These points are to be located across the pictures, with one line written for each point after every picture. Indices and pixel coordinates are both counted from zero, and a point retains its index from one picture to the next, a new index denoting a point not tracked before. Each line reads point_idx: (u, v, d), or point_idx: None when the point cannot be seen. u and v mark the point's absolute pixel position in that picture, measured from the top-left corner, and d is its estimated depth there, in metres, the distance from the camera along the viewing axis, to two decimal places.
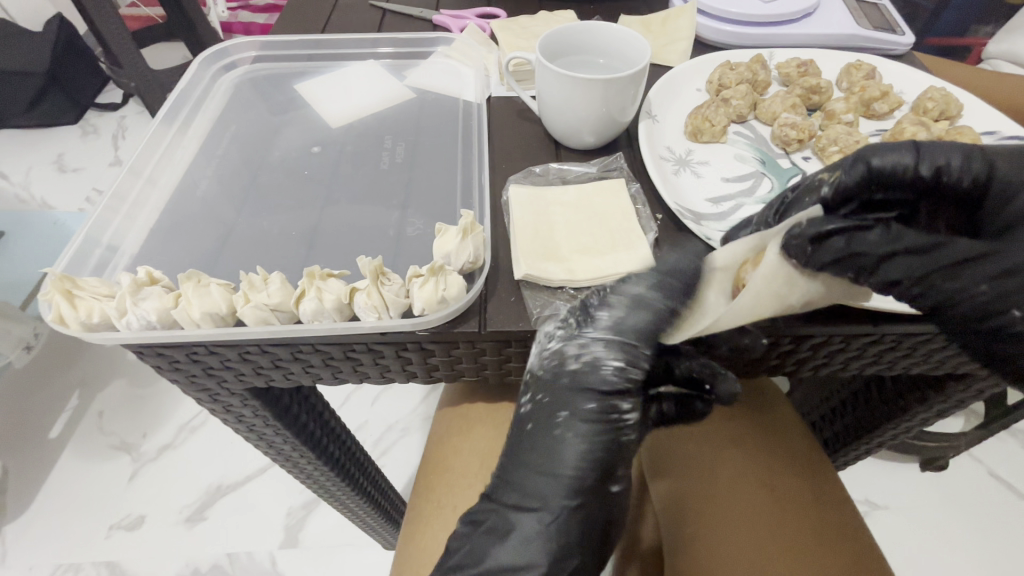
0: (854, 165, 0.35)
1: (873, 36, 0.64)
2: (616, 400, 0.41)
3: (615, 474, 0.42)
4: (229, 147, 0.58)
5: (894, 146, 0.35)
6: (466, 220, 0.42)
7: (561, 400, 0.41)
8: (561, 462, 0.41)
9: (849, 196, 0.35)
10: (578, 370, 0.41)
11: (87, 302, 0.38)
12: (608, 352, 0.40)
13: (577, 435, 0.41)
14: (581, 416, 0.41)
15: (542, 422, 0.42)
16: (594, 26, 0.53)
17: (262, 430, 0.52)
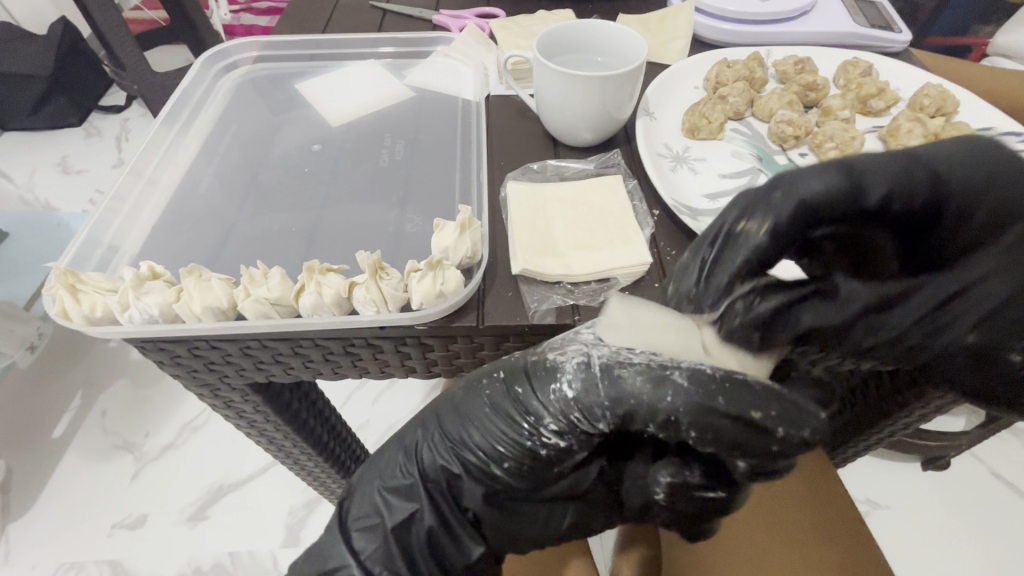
0: (784, 202, 0.28)
1: (870, 33, 0.65)
2: (538, 414, 0.36)
3: (504, 463, 0.38)
4: (230, 145, 0.59)
5: (824, 167, 0.28)
6: (464, 215, 0.42)
7: (521, 382, 0.37)
8: (473, 423, 0.39)
9: (800, 228, 0.28)
10: (545, 365, 0.37)
11: (90, 297, 0.38)
12: (576, 380, 0.35)
13: (491, 401, 0.38)
14: (497, 402, 0.38)
15: (480, 379, 0.40)
16: (592, 25, 0.54)
17: (263, 426, 0.53)
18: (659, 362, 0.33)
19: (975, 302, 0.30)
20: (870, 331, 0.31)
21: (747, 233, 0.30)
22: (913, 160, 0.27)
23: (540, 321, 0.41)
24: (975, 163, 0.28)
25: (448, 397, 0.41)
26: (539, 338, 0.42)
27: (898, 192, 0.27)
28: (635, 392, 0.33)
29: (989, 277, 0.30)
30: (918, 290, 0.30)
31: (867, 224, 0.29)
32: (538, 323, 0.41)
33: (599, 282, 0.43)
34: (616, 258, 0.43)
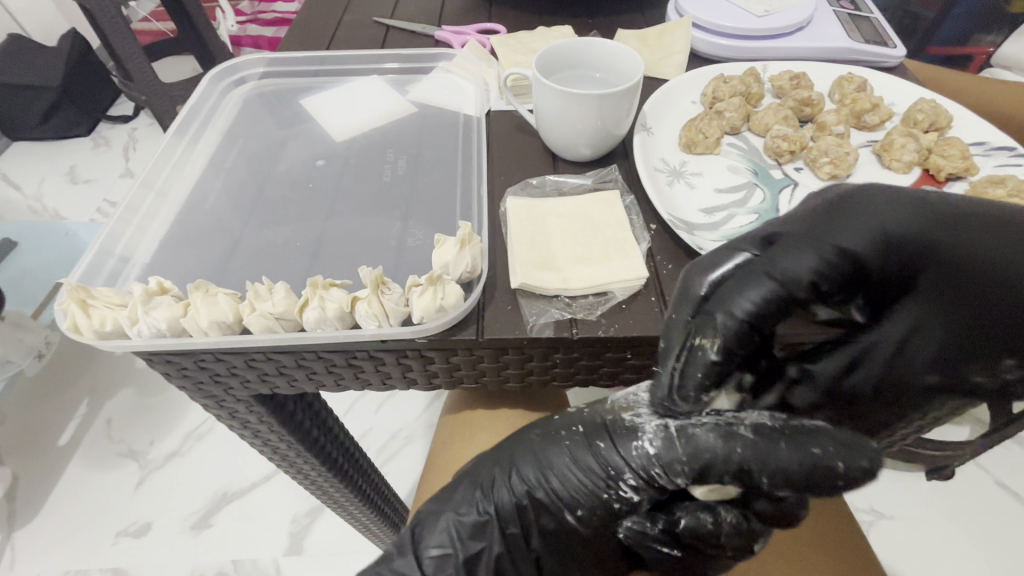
0: (727, 324, 0.35)
1: (865, 49, 0.66)
2: (620, 469, 0.38)
3: (577, 508, 0.40)
4: (237, 160, 0.60)
5: (754, 279, 0.35)
6: (464, 231, 0.43)
7: (602, 432, 0.40)
8: (552, 471, 0.41)
9: (744, 336, 0.35)
10: (622, 426, 0.39)
11: (100, 311, 0.40)
12: (656, 439, 0.37)
13: (571, 454, 0.40)
14: (575, 458, 0.40)
15: (556, 433, 0.42)
16: (590, 43, 0.55)
17: (267, 436, 0.53)
18: (725, 420, 0.36)
19: (915, 346, 0.39)
20: (852, 387, 0.40)
21: (704, 349, 0.35)
22: (816, 237, 0.36)
23: (538, 334, 0.42)
24: (864, 228, 0.36)
25: (524, 442, 0.43)
26: (537, 351, 0.43)
27: (816, 273, 0.35)
28: (711, 449, 0.35)
29: (913, 319, 0.38)
30: (864, 350, 0.40)
31: (806, 303, 0.36)
32: (536, 337, 0.42)
33: (596, 295, 0.44)
34: (613, 273, 0.44)
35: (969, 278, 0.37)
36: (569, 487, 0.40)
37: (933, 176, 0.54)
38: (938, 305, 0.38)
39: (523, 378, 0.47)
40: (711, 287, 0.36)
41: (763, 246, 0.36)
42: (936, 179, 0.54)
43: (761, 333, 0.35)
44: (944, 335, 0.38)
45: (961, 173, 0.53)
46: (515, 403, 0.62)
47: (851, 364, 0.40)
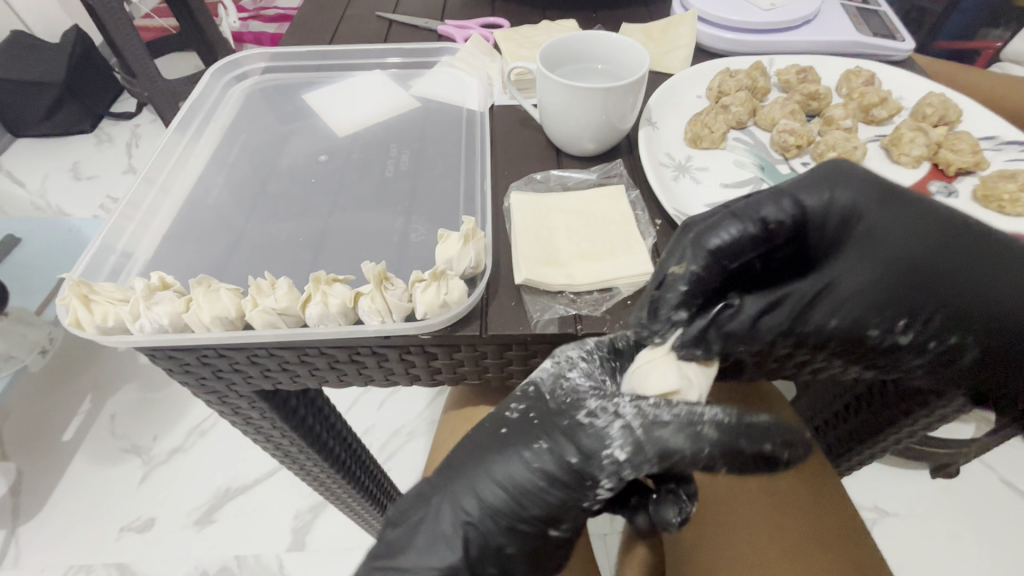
0: (697, 256, 0.38)
1: (873, 42, 0.65)
2: (593, 477, 0.37)
3: (559, 521, 0.38)
4: (239, 155, 0.60)
5: (721, 223, 0.38)
6: (467, 226, 0.43)
7: (557, 437, 0.37)
8: (522, 490, 0.37)
9: (713, 270, 0.38)
10: (589, 441, 0.37)
11: (102, 306, 0.39)
12: (625, 445, 0.36)
13: (538, 467, 0.37)
14: (548, 469, 0.37)
15: (515, 448, 0.38)
16: (595, 36, 0.54)
17: (269, 432, 0.53)
18: (687, 416, 0.36)
19: (842, 294, 0.42)
20: (769, 329, 0.41)
21: (674, 276, 0.38)
22: (783, 186, 0.40)
23: (543, 330, 0.41)
24: (822, 189, 0.40)
25: (475, 468, 0.39)
26: (542, 347, 0.43)
27: (774, 217, 0.39)
28: (681, 451, 0.35)
29: (842, 276, 0.42)
30: (794, 296, 0.42)
31: (768, 243, 0.39)
32: (540, 332, 0.41)
33: (602, 291, 0.44)
34: (619, 268, 0.44)
35: (893, 248, 0.41)
36: (541, 503, 0.37)
37: (943, 171, 0.53)
38: (878, 267, 0.41)
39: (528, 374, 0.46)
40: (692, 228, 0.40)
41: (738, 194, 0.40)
42: (946, 174, 0.53)
43: (722, 272, 0.38)
44: (867, 285, 0.42)
45: (971, 167, 0.52)
46: None
47: (775, 304, 0.41)
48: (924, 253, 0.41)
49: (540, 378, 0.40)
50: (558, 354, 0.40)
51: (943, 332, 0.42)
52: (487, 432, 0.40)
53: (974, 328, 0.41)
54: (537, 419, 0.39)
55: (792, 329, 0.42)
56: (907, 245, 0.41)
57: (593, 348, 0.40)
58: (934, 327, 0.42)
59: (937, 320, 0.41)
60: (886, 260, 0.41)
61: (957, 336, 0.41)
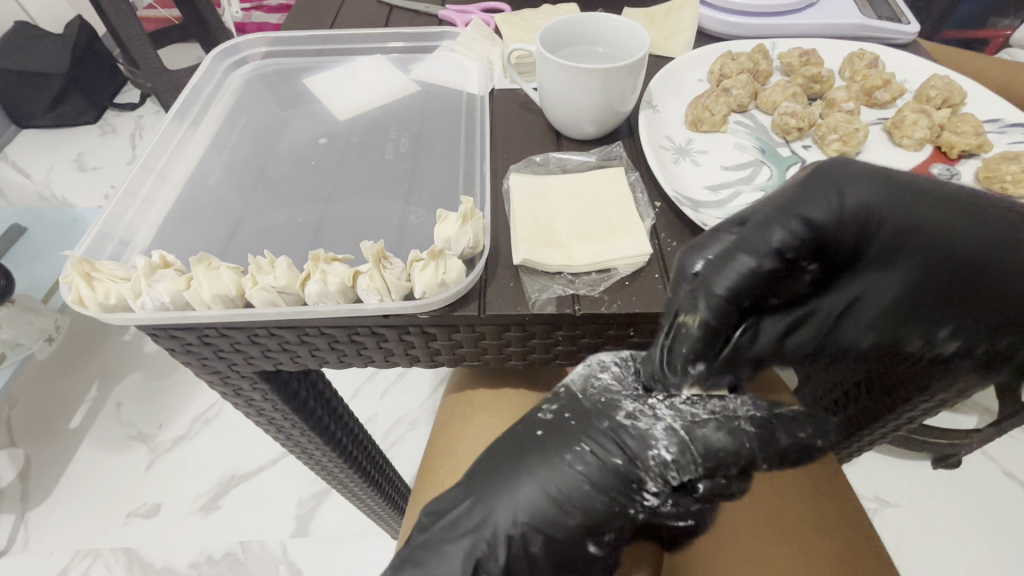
0: (699, 295, 0.39)
1: (877, 25, 0.64)
2: (641, 480, 0.37)
3: (598, 532, 0.38)
4: (239, 139, 0.60)
5: (724, 259, 0.39)
6: (466, 206, 0.43)
7: (590, 436, 0.38)
8: (569, 496, 0.37)
9: (726, 312, 0.39)
10: (642, 450, 0.37)
11: (105, 285, 0.40)
12: (671, 444, 0.37)
13: (583, 473, 0.37)
14: (600, 476, 0.37)
15: (561, 461, 0.38)
16: (596, 18, 0.54)
17: (272, 414, 0.54)
18: (725, 415, 0.39)
19: (865, 307, 0.40)
20: (796, 348, 0.42)
21: (686, 323, 0.39)
22: (784, 210, 0.38)
23: (541, 310, 0.42)
24: (829, 200, 0.38)
25: (518, 475, 0.38)
26: (540, 328, 0.43)
27: (785, 244, 0.38)
28: (724, 446, 0.38)
29: (869, 287, 0.40)
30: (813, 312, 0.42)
31: (782, 270, 0.38)
32: (538, 312, 0.42)
33: (600, 272, 0.44)
34: (618, 249, 0.44)
35: (935, 246, 0.38)
36: (582, 505, 0.37)
37: (945, 154, 0.53)
38: (912, 276, 0.39)
39: (526, 356, 0.47)
40: (703, 268, 0.40)
41: (739, 224, 0.39)
42: (948, 157, 0.53)
43: (738, 310, 0.39)
44: (898, 292, 0.39)
45: (974, 150, 0.52)
46: (516, 382, 0.62)
47: (798, 323, 0.42)
48: (970, 250, 0.37)
49: (581, 385, 0.41)
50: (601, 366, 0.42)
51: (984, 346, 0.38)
52: (522, 437, 0.40)
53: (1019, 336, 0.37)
54: (580, 427, 0.39)
55: (820, 347, 0.42)
56: (939, 251, 0.38)
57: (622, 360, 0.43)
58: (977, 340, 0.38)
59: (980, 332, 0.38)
60: (909, 271, 0.39)
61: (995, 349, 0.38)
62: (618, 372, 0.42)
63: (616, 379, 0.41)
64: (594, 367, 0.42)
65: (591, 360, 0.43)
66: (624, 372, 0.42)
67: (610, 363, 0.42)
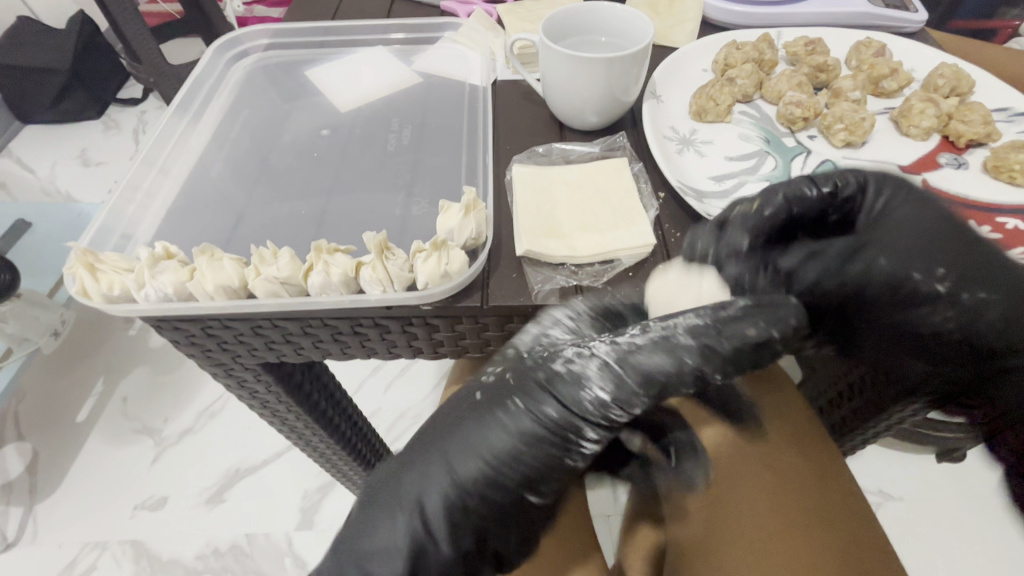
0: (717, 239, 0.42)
1: (884, 13, 0.64)
2: (577, 427, 0.36)
3: (540, 485, 0.37)
4: (241, 131, 0.60)
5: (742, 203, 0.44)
6: (469, 196, 0.43)
7: (523, 384, 0.37)
8: (494, 447, 0.37)
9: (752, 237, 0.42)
10: (566, 382, 0.36)
11: (107, 276, 0.40)
12: (606, 383, 0.35)
13: (510, 425, 0.37)
14: (535, 411, 0.36)
15: (503, 397, 0.38)
16: (599, 7, 0.53)
17: (275, 407, 0.54)
18: (662, 335, 0.35)
19: (865, 260, 0.43)
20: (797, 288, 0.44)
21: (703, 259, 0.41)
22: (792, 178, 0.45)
23: (543, 301, 0.41)
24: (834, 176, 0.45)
25: (453, 429, 0.39)
26: None
27: (797, 200, 0.44)
28: (660, 372, 0.34)
29: (869, 240, 0.44)
30: (815, 256, 0.45)
31: (789, 215, 0.44)
32: (541, 304, 0.41)
33: (603, 263, 0.44)
34: (621, 239, 0.44)
35: (913, 221, 0.43)
36: (519, 450, 0.36)
37: (953, 143, 0.52)
38: (896, 236, 0.43)
39: None
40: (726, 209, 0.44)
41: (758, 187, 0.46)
42: (956, 146, 0.52)
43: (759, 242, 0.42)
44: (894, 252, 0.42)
45: (982, 139, 0.51)
46: None
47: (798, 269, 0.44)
48: (936, 228, 0.42)
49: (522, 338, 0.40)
50: (543, 315, 0.40)
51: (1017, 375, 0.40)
52: (462, 399, 0.40)
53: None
54: (516, 365, 0.38)
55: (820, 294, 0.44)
56: (914, 221, 0.43)
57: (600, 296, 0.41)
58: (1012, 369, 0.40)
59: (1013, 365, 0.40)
60: (898, 235, 0.43)
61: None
62: (567, 330, 0.39)
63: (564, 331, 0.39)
64: (543, 321, 0.40)
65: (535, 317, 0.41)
66: (569, 327, 0.39)
67: (551, 325, 0.39)
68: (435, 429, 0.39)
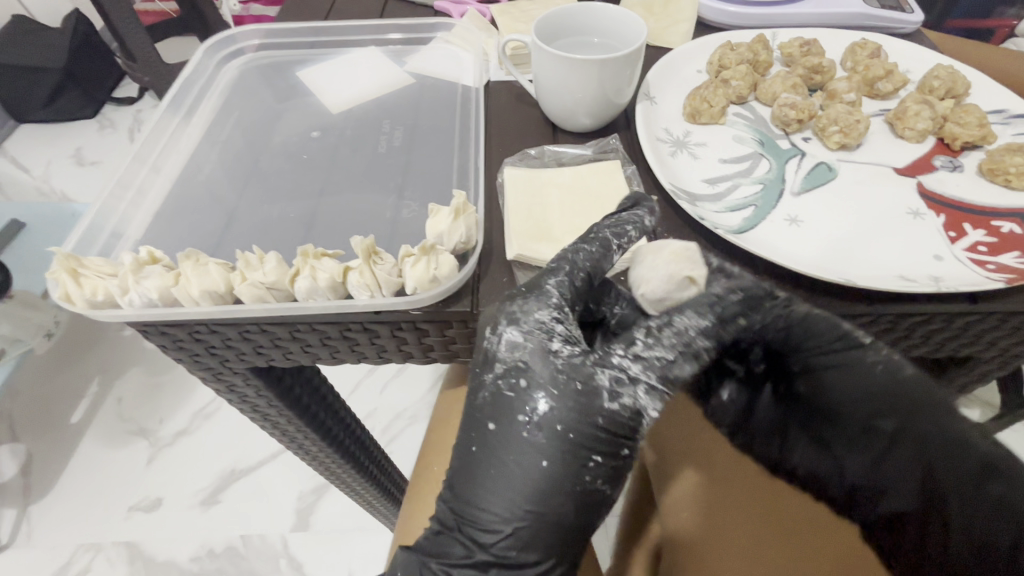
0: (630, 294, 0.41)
1: (880, 14, 0.63)
2: (631, 439, 0.36)
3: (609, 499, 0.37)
4: (231, 132, 0.59)
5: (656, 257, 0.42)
6: (459, 200, 0.42)
7: (563, 420, 0.35)
8: (553, 487, 0.36)
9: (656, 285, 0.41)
10: (619, 414, 0.35)
11: (91, 280, 0.39)
12: (656, 404, 0.36)
13: (571, 466, 0.35)
14: (599, 450, 0.35)
15: (567, 451, 0.35)
16: (592, 8, 0.53)
17: (266, 411, 0.53)
18: (682, 344, 0.36)
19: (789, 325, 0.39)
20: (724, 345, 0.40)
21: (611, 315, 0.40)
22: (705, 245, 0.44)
23: None
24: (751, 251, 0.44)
25: (497, 470, 0.36)
26: None
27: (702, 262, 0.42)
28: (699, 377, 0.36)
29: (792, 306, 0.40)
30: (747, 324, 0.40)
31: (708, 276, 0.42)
32: None
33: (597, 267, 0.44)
34: None
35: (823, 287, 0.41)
36: (592, 480, 0.36)
37: (948, 145, 0.52)
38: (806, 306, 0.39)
39: None
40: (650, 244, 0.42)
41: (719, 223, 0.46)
42: (951, 149, 0.52)
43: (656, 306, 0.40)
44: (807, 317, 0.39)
45: (977, 141, 0.51)
46: None
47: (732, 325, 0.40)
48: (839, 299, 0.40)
49: (503, 343, 0.37)
50: (522, 317, 0.37)
51: (895, 463, 0.37)
52: (492, 442, 0.37)
53: (929, 479, 0.35)
54: (558, 405, 0.36)
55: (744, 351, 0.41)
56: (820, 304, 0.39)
57: (575, 263, 0.39)
58: (889, 456, 0.37)
59: (897, 446, 0.37)
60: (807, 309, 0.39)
61: (907, 481, 0.36)
62: (563, 342, 0.37)
63: (564, 345, 0.37)
64: (532, 335, 0.37)
65: (501, 318, 0.38)
66: (566, 337, 0.37)
67: (551, 342, 0.37)
68: (486, 472, 0.37)
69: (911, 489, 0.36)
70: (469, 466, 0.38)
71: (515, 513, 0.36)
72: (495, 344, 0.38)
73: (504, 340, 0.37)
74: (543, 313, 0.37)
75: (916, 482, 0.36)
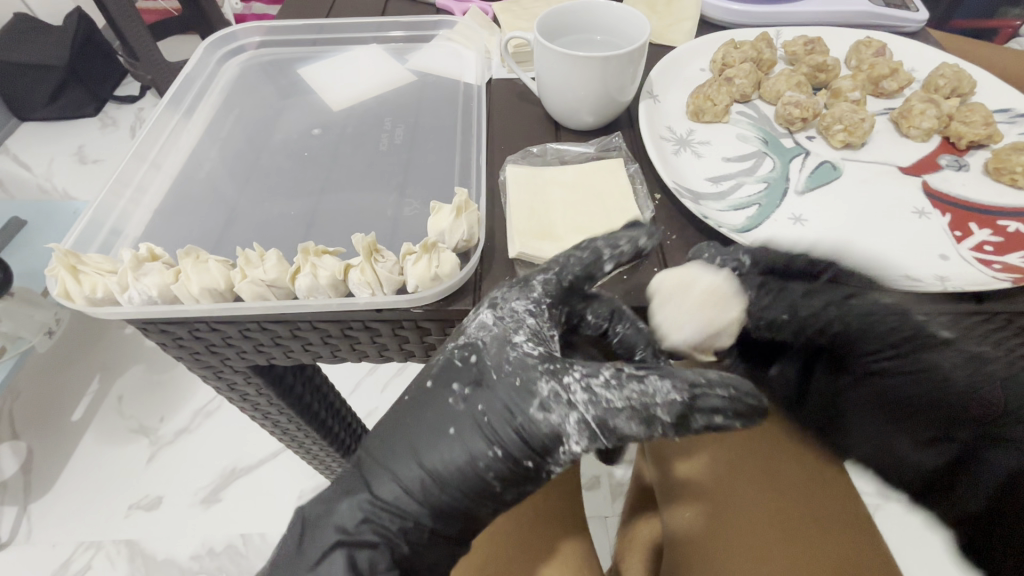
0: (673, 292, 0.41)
1: (884, 13, 0.63)
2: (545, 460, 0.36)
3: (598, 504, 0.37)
4: (232, 128, 0.59)
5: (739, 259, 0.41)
6: (460, 198, 0.42)
7: (486, 412, 0.37)
8: (452, 464, 0.37)
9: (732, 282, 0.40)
10: (542, 427, 0.35)
11: (91, 278, 0.39)
12: (580, 437, 0.35)
13: (469, 449, 0.36)
14: (508, 454, 0.36)
15: (479, 434, 0.36)
16: (596, 5, 0.53)
17: (266, 409, 0.53)
18: (640, 398, 0.35)
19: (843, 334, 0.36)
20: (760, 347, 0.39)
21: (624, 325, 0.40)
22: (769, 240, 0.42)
23: None
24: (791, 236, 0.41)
25: (412, 425, 0.38)
26: None
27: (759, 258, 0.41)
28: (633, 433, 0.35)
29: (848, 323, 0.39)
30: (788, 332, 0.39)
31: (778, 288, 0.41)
32: None
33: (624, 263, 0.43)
34: None
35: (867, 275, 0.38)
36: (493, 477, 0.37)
37: (954, 145, 0.52)
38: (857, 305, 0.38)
39: None
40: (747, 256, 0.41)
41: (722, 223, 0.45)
42: (957, 148, 0.52)
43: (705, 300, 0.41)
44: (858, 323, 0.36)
45: (983, 140, 0.50)
46: None
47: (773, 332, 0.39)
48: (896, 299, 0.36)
49: (473, 321, 0.39)
50: (500, 303, 0.38)
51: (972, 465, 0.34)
52: (421, 404, 0.38)
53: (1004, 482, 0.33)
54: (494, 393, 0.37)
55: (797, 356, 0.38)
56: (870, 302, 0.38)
57: (567, 266, 0.40)
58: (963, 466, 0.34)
59: (976, 457, 0.34)
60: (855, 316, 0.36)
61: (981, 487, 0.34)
62: (532, 338, 0.38)
63: (530, 342, 0.38)
64: (500, 322, 0.38)
65: (484, 300, 0.39)
66: (535, 339, 0.38)
67: (515, 343, 0.37)
68: (407, 421, 0.39)
69: (983, 491, 0.34)
70: (400, 411, 0.39)
71: (413, 478, 0.37)
72: (468, 321, 0.39)
73: (476, 319, 0.38)
74: (521, 310, 0.38)
75: (984, 488, 0.34)
